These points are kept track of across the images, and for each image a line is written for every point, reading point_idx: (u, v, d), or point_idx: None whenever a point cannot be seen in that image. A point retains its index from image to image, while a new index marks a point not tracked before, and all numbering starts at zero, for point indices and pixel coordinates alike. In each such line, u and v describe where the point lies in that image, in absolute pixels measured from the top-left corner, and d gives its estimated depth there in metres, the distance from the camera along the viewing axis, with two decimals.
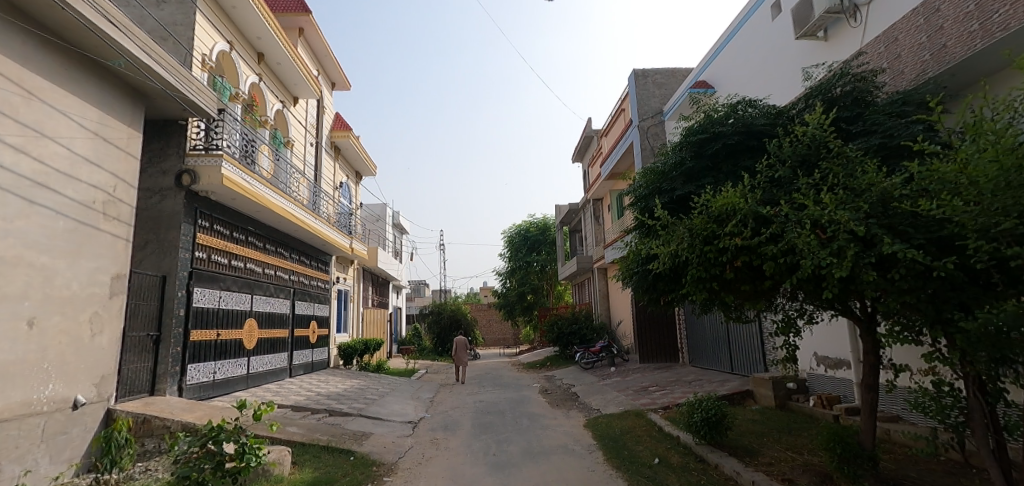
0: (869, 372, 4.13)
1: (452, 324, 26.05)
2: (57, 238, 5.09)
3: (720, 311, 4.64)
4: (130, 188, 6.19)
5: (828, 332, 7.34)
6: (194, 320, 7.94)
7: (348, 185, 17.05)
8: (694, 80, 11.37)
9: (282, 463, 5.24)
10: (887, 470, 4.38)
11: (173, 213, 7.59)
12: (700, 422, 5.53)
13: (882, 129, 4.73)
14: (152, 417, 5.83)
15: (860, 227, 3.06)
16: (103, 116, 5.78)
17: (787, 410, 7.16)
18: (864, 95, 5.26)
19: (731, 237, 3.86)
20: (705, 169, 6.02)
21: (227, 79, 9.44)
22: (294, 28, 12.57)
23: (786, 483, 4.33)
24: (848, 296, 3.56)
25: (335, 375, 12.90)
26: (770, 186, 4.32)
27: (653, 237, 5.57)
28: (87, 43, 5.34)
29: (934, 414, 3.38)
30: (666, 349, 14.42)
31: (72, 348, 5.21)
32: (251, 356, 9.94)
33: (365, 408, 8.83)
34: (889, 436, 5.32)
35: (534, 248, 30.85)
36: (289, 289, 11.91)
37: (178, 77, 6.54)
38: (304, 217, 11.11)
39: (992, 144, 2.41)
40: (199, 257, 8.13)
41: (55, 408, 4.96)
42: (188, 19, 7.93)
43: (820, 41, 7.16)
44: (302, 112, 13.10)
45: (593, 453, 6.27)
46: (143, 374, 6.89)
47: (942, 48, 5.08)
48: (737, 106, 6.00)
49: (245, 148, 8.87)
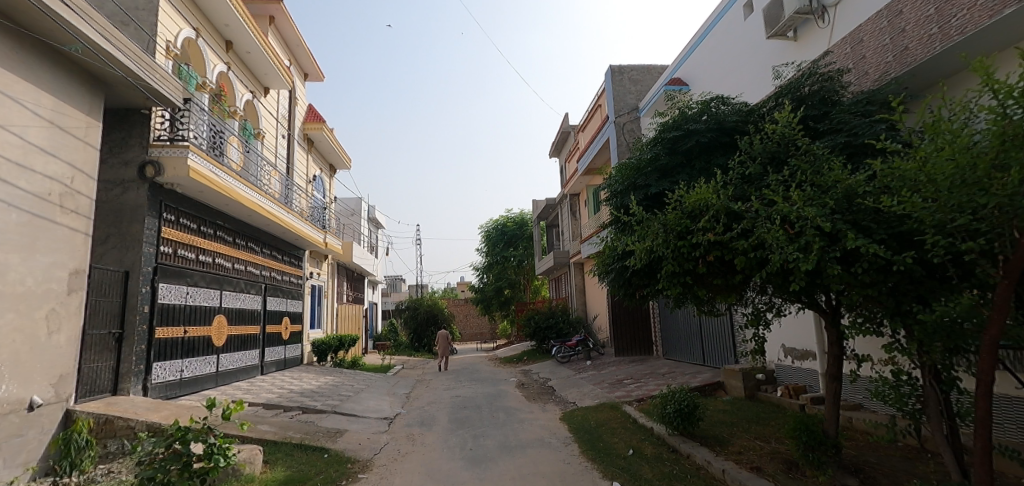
0: (833, 363, 4.28)
1: (428, 320, 25.83)
2: (9, 231, 4.84)
3: (693, 305, 4.71)
4: (89, 180, 5.93)
5: (795, 324, 7.56)
6: (159, 317, 7.68)
7: (321, 178, 16.73)
8: (668, 78, 11.50)
9: (253, 462, 5.12)
10: (851, 457, 4.55)
11: (136, 206, 7.32)
12: (673, 413, 5.64)
13: (847, 128, 4.88)
14: (114, 418, 5.62)
15: (826, 223, 3.14)
16: (60, 104, 5.52)
17: (755, 400, 7.37)
18: (831, 94, 5.42)
19: (704, 233, 3.92)
20: (678, 165, 6.11)
21: (194, 67, 9.14)
22: (264, 16, 12.22)
23: (754, 472, 4.45)
24: (814, 289, 3.67)
25: (308, 372, 12.68)
26: (741, 182, 4.39)
27: (628, 232, 5.62)
28: (39, 25, 5.06)
29: (894, 402, 3.49)
30: (640, 343, 14.65)
31: (27, 347, 4.98)
32: (220, 353, 9.68)
33: (340, 405, 8.73)
34: (851, 424, 5.53)
35: (511, 243, 30.95)
36: (260, 285, 11.60)
37: (140, 64, 6.27)
38: (276, 211, 10.84)
39: (948, 143, 2.48)
40: (164, 252, 7.87)
41: (9, 410, 4.73)
42: (151, 3, 7.63)
43: (790, 41, 7.34)
44: (274, 103, 12.77)
45: (568, 445, 6.33)
46: (105, 373, 6.63)
47: (904, 51, 5.27)
48: (710, 103, 6.13)
49: (213, 139, 8.59)
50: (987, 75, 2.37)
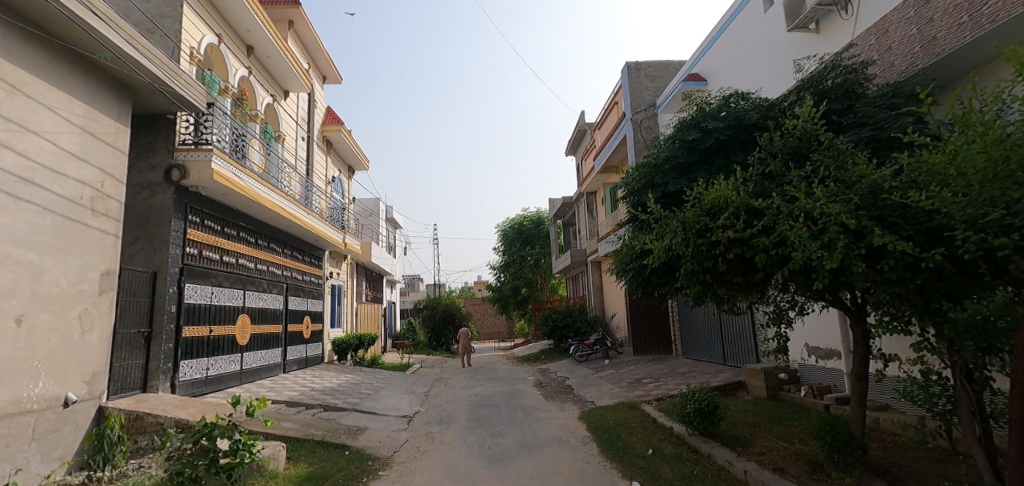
0: (859, 362, 4.18)
1: (446, 318, 25.99)
2: (43, 234, 5.01)
3: (713, 304, 4.65)
4: (118, 184, 6.11)
5: (819, 323, 7.42)
6: (186, 316, 7.89)
7: (340, 180, 16.98)
8: (686, 73, 11.35)
9: (277, 459, 5.22)
10: (878, 458, 4.44)
11: (162, 209, 7.52)
12: (693, 413, 5.57)
13: (872, 121, 4.75)
14: (144, 414, 5.79)
15: (851, 219, 3.07)
16: (90, 111, 5.70)
17: (778, 400, 7.24)
18: (855, 87, 5.27)
19: (724, 230, 3.88)
20: (696, 162, 6.05)
21: (216, 73, 9.35)
22: (284, 21, 12.44)
23: (777, 472, 4.37)
24: (838, 287, 3.59)
25: (328, 370, 12.86)
26: (761, 179, 4.32)
27: (646, 230, 5.58)
28: (71, 35, 5.24)
29: (923, 403, 3.42)
30: (659, 342, 14.53)
31: (61, 346, 5.15)
32: (244, 352, 9.91)
33: (360, 402, 8.86)
34: (878, 425, 5.40)
35: (528, 241, 30.97)
36: (281, 285, 11.81)
37: (165, 71, 6.45)
38: (296, 212, 11.02)
39: (979, 136, 2.42)
40: (190, 253, 8.08)
41: (46, 406, 4.92)
42: (175, 11, 7.83)
43: (812, 33, 7.17)
44: (294, 106, 12.98)
45: (587, 445, 6.31)
46: (134, 371, 6.84)
47: (932, 41, 5.10)
48: (729, 99, 6.07)
49: (236, 142, 8.78)
50: (1019, 65, 2.29)
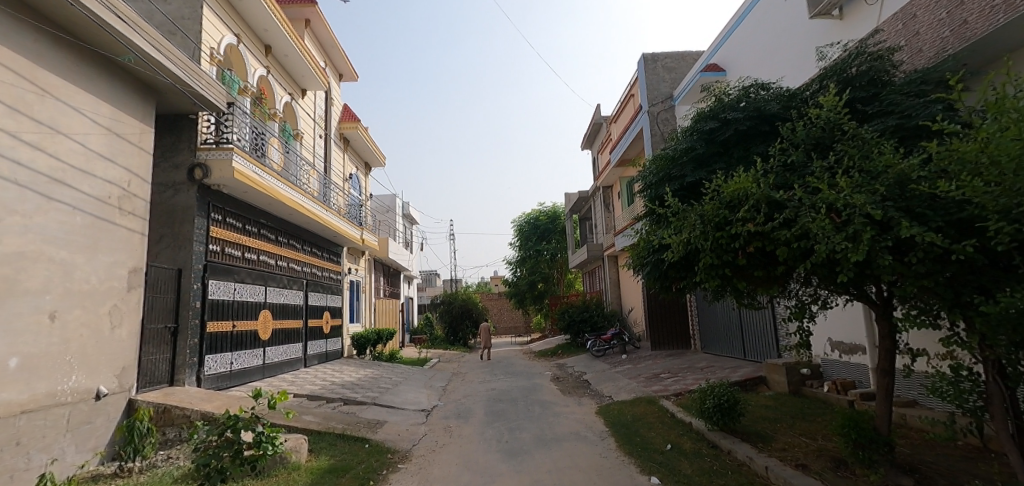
0: (885, 357, 4.08)
1: (463, 313, 26.14)
2: (74, 233, 5.17)
3: (732, 299, 4.59)
4: (144, 183, 6.26)
5: (843, 317, 7.26)
6: (210, 312, 8.08)
7: (357, 177, 17.16)
8: (705, 64, 11.16)
9: (299, 451, 5.32)
10: (904, 455, 4.34)
11: (186, 207, 7.70)
12: (712, 408, 5.51)
13: (899, 110, 4.60)
14: (172, 407, 5.96)
15: (876, 210, 2.99)
16: (116, 112, 5.85)
17: (800, 396, 7.13)
18: (881, 74, 5.10)
19: (744, 223, 3.81)
20: (715, 154, 5.96)
21: (236, 72, 9.50)
22: (301, 20, 12.57)
23: (800, 469, 4.31)
24: (864, 281, 3.50)
25: (348, 365, 13.05)
26: (783, 170, 4.22)
27: (663, 224, 5.53)
28: (96, 39, 5.38)
29: (952, 399, 3.29)
30: (677, 336, 14.40)
31: (93, 341, 5.32)
32: (267, 347, 10.12)
33: (379, 396, 8.98)
34: (905, 421, 5.28)
35: (544, 236, 30.90)
36: (302, 281, 12.00)
37: (187, 72, 6.58)
38: (315, 209, 11.17)
39: (1014, 122, 2.32)
40: (213, 251, 8.26)
41: (79, 399, 5.09)
42: (195, 12, 7.97)
43: (835, 20, 6.98)
44: (311, 104, 13.13)
45: (605, 439, 6.31)
46: (162, 365, 7.04)
47: (963, 24, 4.92)
48: (749, 89, 5.95)
49: (256, 141, 8.93)
50: None
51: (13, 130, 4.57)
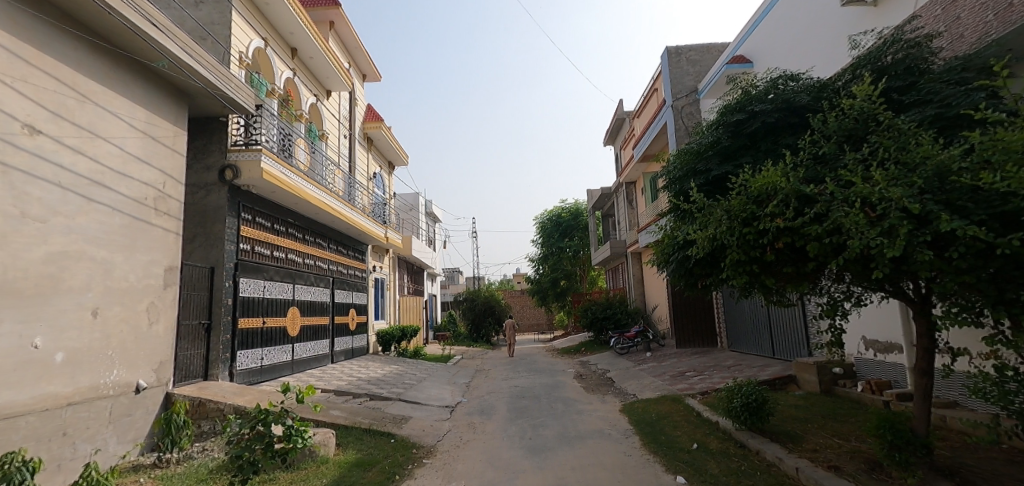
0: (923, 356, 3.93)
1: (486, 310, 26.26)
2: (114, 233, 5.38)
3: (760, 296, 4.49)
4: (178, 184, 6.47)
5: (878, 315, 7.02)
6: (241, 309, 8.31)
7: (381, 175, 17.40)
8: (730, 56, 10.92)
9: (327, 445, 5.42)
10: (943, 458, 4.18)
11: (218, 207, 7.93)
12: (740, 408, 5.40)
13: (938, 98, 4.41)
14: (206, 401, 6.15)
15: (914, 204, 2.88)
16: (151, 116, 6.06)
17: (832, 396, 6.93)
18: (918, 62, 4.89)
19: (772, 219, 3.72)
20: (742, 147, 5.82)
21: (263, 75, 9.73)
22: (325, 22, 12.77)
23: (832, 471, 4.19)
24: (900, 277, 3.38)
25: (374, 361, 13.26)
26: (813, 163, 4.10)
27: (689, 220, 5.44)
28: (132, 45, 5.58)
29: (996, 400, 3.14)
30: (703, 334, 14.17)
31: (132, 336, 5.54)
32: (295, 343, 10.36)
33: (404, 392, 9.10)
34: (945, 423, 5.08)
35: (566, 233, 30.75)
36: (328, 278, 12.23)
37: (217, 76, 6.77)
38: (340, 208, 11.37)
39: None
40: (243, 249, 8.49)
41: (120, 392, 5.31)
42: (225, 17, 8.19)
43: (869, 6, 6.73)
44: (336, 104, 13.35)
45: (629, 438, 6.26)
46: (197, 360, 7.28)
47: (1008, 8, 4.69)
48: (777, 81, 5.79)
49: (283, 142, 9.13)
50: None
51: (55, 134, 4.77)
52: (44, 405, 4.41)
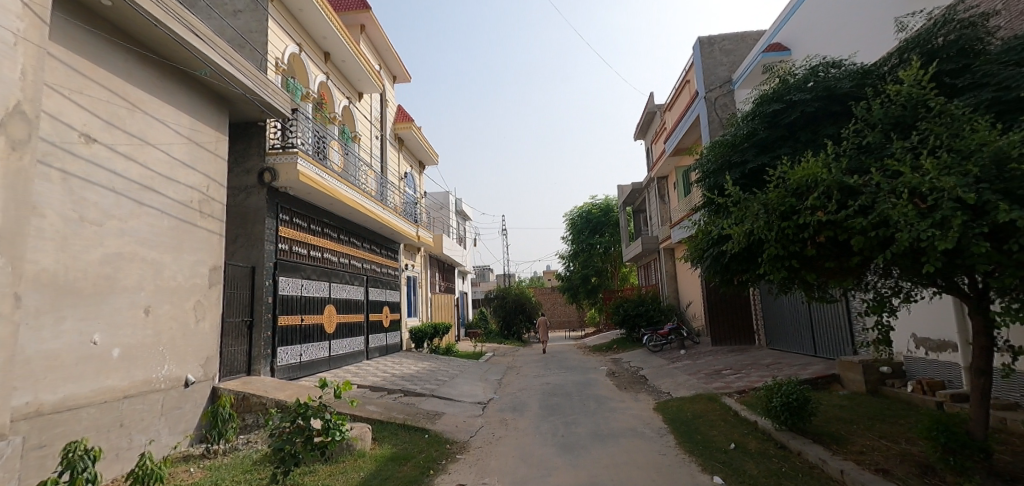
0: (980, 355, 3.72)
1: (516, 307, 26.31)
2: (163, 234, 5.65)
3: (801, 292, 4.34)
4: (221, 188, 6.74)
5: (930, 311, 6.67)
6: (281, 306, 8.60)
7: (412, 175, 17.64)
8: (767, 44, 10.55)
9: (364, 439, 5.57)
10: (1002, 462, 3.96)
11: (257, 209, 8.23)
12: (780, 407, 5.25)
13: (996, 81, 4.15)
14: (250, 395, 6.40)
15: (969, 193, 2.73)
16: (195, 122, 6.33)
17: (879, 396, 6.65)
18: (973, 43, 4.61)
19: (813, 212, 3.58)
20: (781, 138, 5.62)
21: (299, 80, 10.00)
22: (356, 25, 13.02)
23: (880, 474, 4.02)
24: (954, 271, 3.20)
25: (407, 358, 13.49)
26: (857, 153, 3.92)
27: (723, 214, 5.30)
28: (177, 56, 5.83)
29: None
30: (739, 331, 13.80)
31: (180, 333, 5.81)
32: (332, 340, 10.65)
33: (437, 389, 9.22)
34: (1005, 426, 4.79)
35: (596, 230, 30.43)
36: (362, 277, 12.51)
37: (255, 82, 7.01)
38: (373, 208, 11.59)
39: None
40: (282, 249, 8.78)
41: (171, 385, 5.59)
42: (262, 25, 8.46)
43: None
44: (367, 106, 13.60)
45: (664, 436, 6.16)
46: (240, 356, 7.57)
47: None
48: (817, 68, 5.56)
49: (318, 144, 9.37)
50: None
51: (109, 142, 5.04)
52: (103, 397, 4.69)
